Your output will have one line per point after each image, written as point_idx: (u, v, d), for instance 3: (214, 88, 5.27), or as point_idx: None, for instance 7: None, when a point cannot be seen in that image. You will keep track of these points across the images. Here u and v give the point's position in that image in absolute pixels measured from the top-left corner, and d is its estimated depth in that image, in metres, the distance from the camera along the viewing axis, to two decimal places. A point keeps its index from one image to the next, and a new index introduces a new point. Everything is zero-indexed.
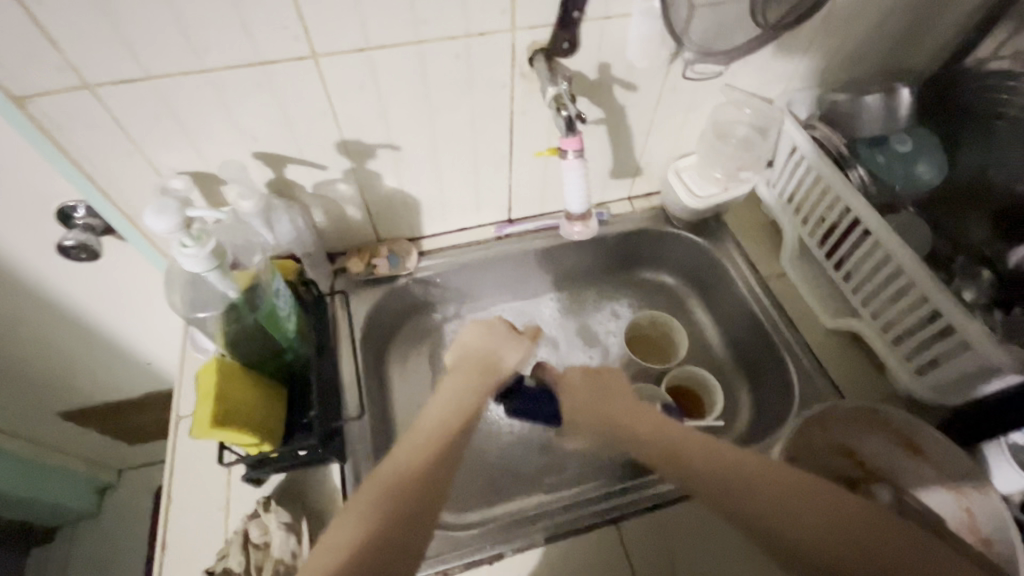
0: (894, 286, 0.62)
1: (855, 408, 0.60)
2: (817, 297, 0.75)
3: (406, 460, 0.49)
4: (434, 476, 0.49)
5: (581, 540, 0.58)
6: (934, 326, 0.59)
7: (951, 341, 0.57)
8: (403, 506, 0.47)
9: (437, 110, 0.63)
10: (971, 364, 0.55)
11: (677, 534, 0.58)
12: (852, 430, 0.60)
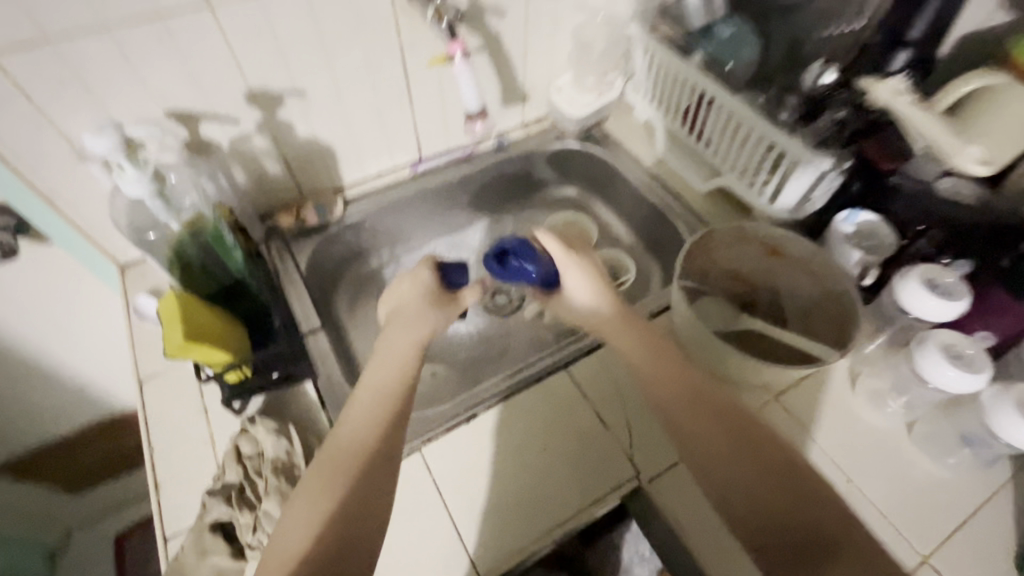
0: (738, 137, 0.76)
1: (731, 229, 0.71)
2: (689, 171, 0.89)
3: (363, 425, 0.49)
4: (388, 444, 0.49)
5: (540, 388, 0.67)
6: (771, 157, 0.73)
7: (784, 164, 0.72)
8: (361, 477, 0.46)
9: (333, 51, 0.69)
10: (802, 176, 0.70)
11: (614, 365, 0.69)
12: (731, 250, 0.73)
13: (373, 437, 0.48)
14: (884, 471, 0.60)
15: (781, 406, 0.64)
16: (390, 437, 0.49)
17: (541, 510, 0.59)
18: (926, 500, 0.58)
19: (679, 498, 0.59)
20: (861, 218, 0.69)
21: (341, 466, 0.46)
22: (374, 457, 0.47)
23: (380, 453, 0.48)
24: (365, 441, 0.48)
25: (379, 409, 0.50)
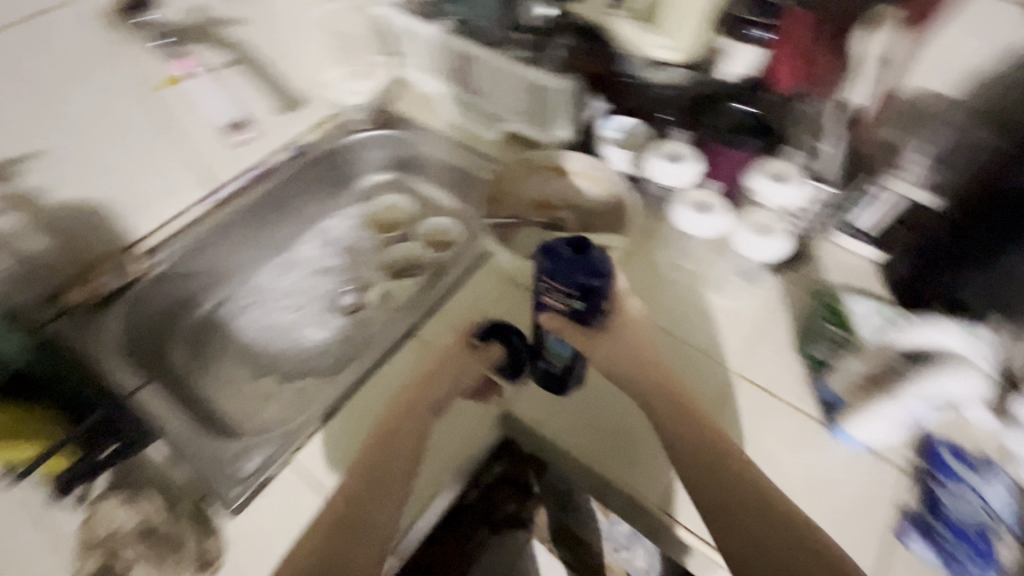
0: (501, 81, 0.83)
1: (517, 163, 0.81)
2: (479, 125, 0.94)
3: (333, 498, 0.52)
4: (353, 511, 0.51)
5: (395, 358, 0.71)
6: (533, 91, 0.81)
7: (543, 93, 0.80)
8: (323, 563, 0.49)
9: (56, 103, 0.67)
10: (561, 99, 0.79)
11: (462, 313, 0.75)
12: (523, 181, 0.82)
13: (407, 443, 0.55)
14: (693, 318, 0.72)
15: None
16: (382, 473, 0.53)
17: (428, 460, 0.63)
18: (728, 328, 0.71)
19: (541, 406, 0.66)
20: (620, 121, 0.79)
21: (394, 464, 0.54)
22: (363, 506, 0.52)
23: (377, 484, 0.53)
24: (359, 483, 0.53)
25: (377, 450, 0.54)
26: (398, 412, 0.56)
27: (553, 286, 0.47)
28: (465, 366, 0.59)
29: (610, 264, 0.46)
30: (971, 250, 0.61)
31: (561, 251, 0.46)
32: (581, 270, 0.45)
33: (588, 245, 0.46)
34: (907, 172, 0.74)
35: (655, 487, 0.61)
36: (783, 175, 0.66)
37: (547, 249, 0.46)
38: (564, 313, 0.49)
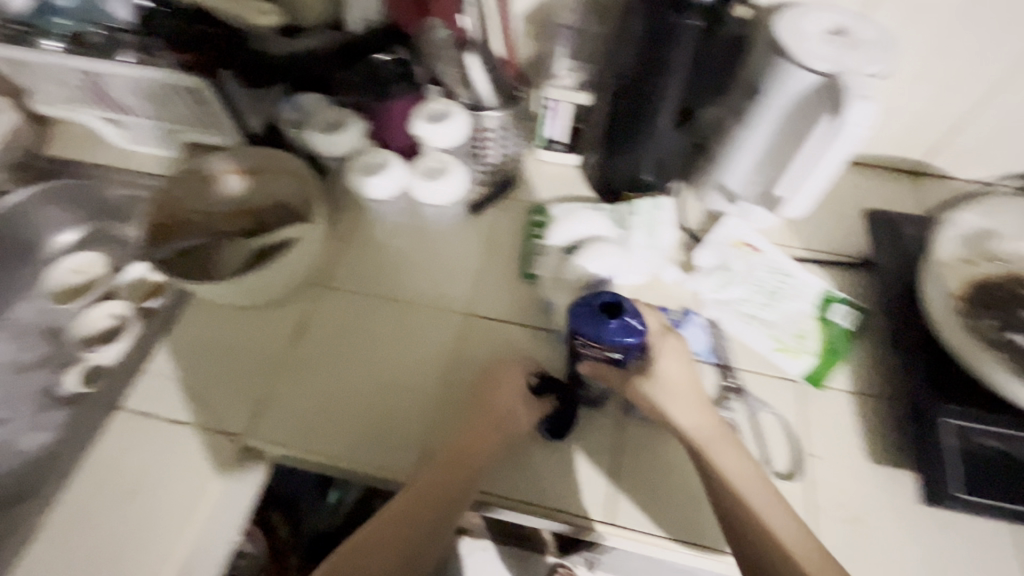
0: (141, 93, 0.71)
1: (181, 178, 0.71)
2: (159, 146, 0.82)
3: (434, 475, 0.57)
4: (450, 497, 0.56)
5: (114, 439, 0.64)
6: (177, 92, 0.69)
7: (190, 93, 0.69)
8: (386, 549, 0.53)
9: None
10: (207, 93, 0.68)
11: (187, 351, 0.68)
12: (205, 198, 0.74)
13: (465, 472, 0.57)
14: (420, 277, 0.73)
15: (325, 290, 0.71)
16: (440, 490, 0.56)
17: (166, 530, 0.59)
18: (454, 274, 0.73)
19: (282, 421, 0.64)
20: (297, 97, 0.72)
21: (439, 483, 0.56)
22: (435, 506, 0.55)
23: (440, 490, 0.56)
24: (406, 506, 0.55)
25: (445, 479, 0.56)
26: (486, 420, 0.59)
27: (590, 343, 0.52)
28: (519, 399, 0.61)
29: (639, 316, 0.53)
30: (634, 123, 0.67)
31: (584, 308, 0.52)
32: (610, 327, 0.51)
33: (621, 303, 0.52)
34: (562, 78, 0.74)
35: (406, 454, 0.62)
36: (449, 112, 0.67)
37: (575, 311, 0.52)
38: (603, 361, 0.55)
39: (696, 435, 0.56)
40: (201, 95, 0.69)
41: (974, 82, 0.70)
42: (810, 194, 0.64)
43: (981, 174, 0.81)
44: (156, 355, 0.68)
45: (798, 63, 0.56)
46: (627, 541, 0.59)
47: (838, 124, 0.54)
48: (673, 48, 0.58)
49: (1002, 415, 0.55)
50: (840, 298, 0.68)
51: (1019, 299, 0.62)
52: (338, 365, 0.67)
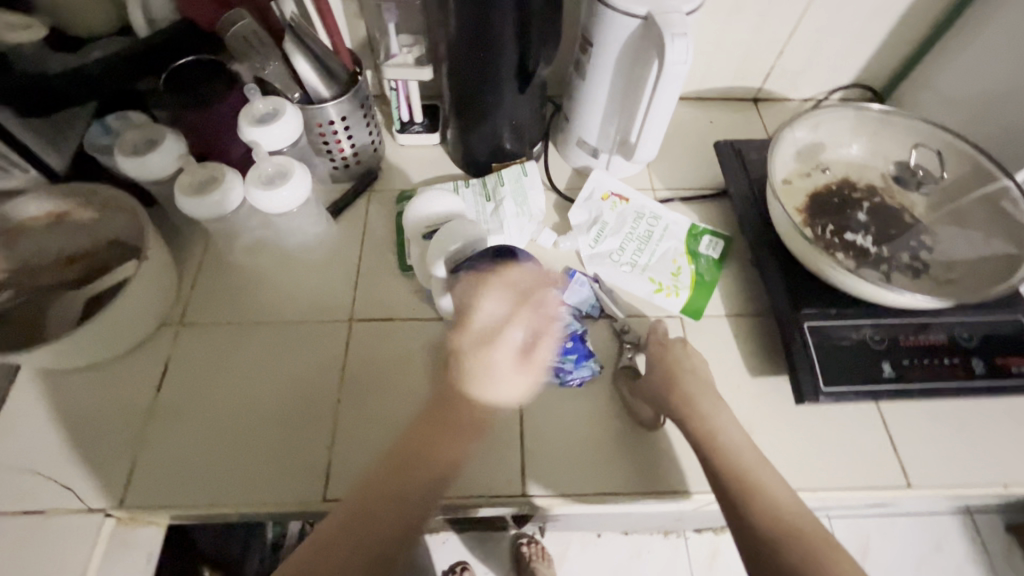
0: None
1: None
2: None
3: (423, 438, 0.48)
4: (440, 465, 0.47)
5: None
6: None
7: None
8: (372, 524, 0.44)
9: None
10: None
11: (30, 433, 0.59)
12: (26, 247, 0.64)
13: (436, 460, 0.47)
14: (292, 293, 0.68)
15: (188, 328, 0.65)
16: (429, 449, 0.47)
17: None
18: (329, 283, 0.69)
19: (158, 477, 0.57)
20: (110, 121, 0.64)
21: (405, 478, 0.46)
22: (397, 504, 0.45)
23: (408, 481, 0.46)
24: (389, 472, 0.46)
25: (432, 436, 0.47)
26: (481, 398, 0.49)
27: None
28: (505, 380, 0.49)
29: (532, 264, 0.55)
30: (485, 93, 0.66)
31: (482, 262, 0.52)
32: (508, 273, 0.51)
33: (516, 256, 0.49)
34: (398, 56, 0.69)
35: (305, 481, 0.57)
36: (279, 110, 0.61)
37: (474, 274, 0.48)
38: None
39: (716, 432, 0.53)
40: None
41: (785, 9, 0.76)
42: (657, 134, 0.66)
43: (808, 94, 0.89)
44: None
45: (618, 9, 0.57)
46: (564, 510, 0.56)
47: (663, 65, 0.56)
48: (497, 11, 0.56)
49: (850, 307, 0.61)
50: (703, 231, 0.72)
51: (850, 201, 0.68)
52: (217, 402, 0.61)
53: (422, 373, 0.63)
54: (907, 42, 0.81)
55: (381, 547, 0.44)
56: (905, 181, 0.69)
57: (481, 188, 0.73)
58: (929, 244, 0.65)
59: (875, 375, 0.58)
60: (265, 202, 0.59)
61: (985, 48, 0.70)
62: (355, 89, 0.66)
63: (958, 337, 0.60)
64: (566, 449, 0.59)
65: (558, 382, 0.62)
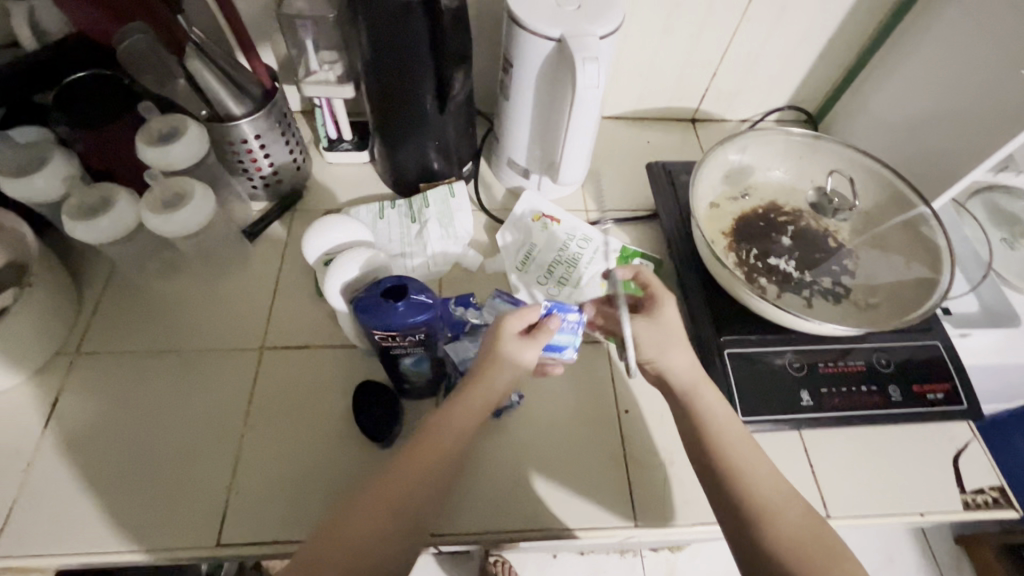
0: None
1: None
2: None
3: (428, 452, 0.48)
4: (444, 477, 0.47)
5: None
6: None
7: None
8: (389, 525, 0.44)
9: None
10: None
11: None
12: None
13: (431, 473, 0.47)
14: (204, 320, 0.65)
15: (88, 359, 0.62)
16: (429, 464, 0.47)
17: None
18: (243, 310, 0.66)
19: (41, 522, 0.53)
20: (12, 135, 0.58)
21: (390, 497, 0.45)
22: (395, 513, 0.45)
23: (406, 490, 0.46)
24: (396, 483, 0.46)
25: (431, 454, 0.48)
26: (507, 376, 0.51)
27: (386, 333, 0.46)
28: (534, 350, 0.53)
29: (432, 291, 0.48)
30: (405, 113, 0.64)
31: (370, 300, 0.45)
32: (398, 311, 0.45)
33: (405, 283, 0.46)
34: (319, 73, 0.67)
35: (202, 523, 0.53)
36: (180, 129, 0.58)
37: (358, 305, 0.45)
38: (415, 346, 0.49)
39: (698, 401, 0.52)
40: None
41: (714, 32, 0.76)
42: (581, 153, 0.66)
43: (746, 115, 0.89)
44: None
45: (531, 31, 0.56)
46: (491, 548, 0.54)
47: (576, 90, 0.55)
48: (407, 31, 0.54)
49: (771, 335, 0.61)
50: (634, 254, 0.71)
51: (776, 225, 0.68)
52: (116, 437, 0.57)
53: (336, 404, 0.60)
54: (837, 66, 0.82)
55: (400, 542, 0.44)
56: (823, 208, 0.69)
57: (407, 210, 0.71)
58: (850, 269, 0.65)
59: (793, 405, 0.58)
60: (163, 226, 0.55)
61: (908, 74, 0.71)
62: (269, 106, 0.64)
63: (876, 362, 0.60)
64: (481, 483, 0.57)
65: (488, 417, 0.60)
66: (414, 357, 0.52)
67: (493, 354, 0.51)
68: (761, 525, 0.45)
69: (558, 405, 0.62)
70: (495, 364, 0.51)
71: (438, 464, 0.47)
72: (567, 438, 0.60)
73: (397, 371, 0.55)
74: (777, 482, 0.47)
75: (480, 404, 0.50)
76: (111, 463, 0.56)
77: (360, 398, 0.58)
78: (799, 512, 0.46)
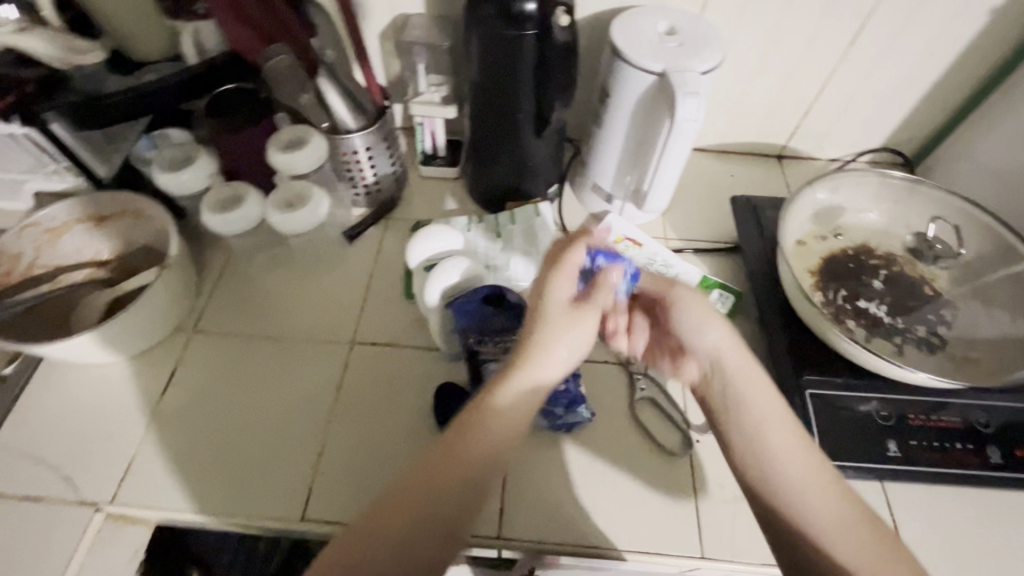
0: None
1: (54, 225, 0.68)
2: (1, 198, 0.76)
3: (466, 450, 0.42)
4: (478, 476, 0.42)
5: None
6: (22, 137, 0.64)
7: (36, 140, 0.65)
8: (408, 524, 0.40)
9: None
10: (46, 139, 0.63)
11: (52, 411, 0.63)
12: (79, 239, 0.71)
13: (482, 465, 0.42)
14: (302, 310, 0.71)
15: (204, 336, 0.69)
16: (455, 468, 0.42)
17: None
18: (336, 306, 0.71)
19: (154, 480, 0.59)
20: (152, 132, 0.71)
21: (411, 498, 0.40)
22: (442, 497, 0.41)
23: (450, 476, 0.41)
24: (419, 483, 0.41)
25: (454, 454, 0.42)
26: (541, 365, 0.46)
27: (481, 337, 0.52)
28: (578, 324, 0.47)
29: (522, 305, 0.54)
30: (502, 133, 0.68)
31: (470, 303, 0.52)
32: (495, 318, 0.51)
33: (503, 293, 0.53)
34: (426, 94, 0.72)
35: (288, 500, 0.58)
36: (306, 139, 0.65)
37: (460, 306, 0.52)
38: None
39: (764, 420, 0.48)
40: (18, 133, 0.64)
41: (811, 71, 0.75)
42: (669, 183, 0.67)
43: (835, 155, 0.87)
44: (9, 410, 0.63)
45: (634, 64, 0.59)
46: (553, 560, 0.55)
47: (673, 121, 0.57)
48: (517, 59, 0.58)
49: (858, 378, 0.59)
50: (713, 285, 0.71)
51: (866, 267, 0.66)
52: (216, 412, 0.63)
53: (415, 401, 0.64)
54: (939, 111, 0.79)
55: (420, 538, 0.39)
56: (921, 253, 0.67)
57: (492, 224, 0.75)
58: (948, 319, 0.62)
59: (879, 454, 0.55)
60: (284, 224, 0.62)
61: (1021, 121, 0.68)
62: (380, 122, 0.70)
63: (974, 421, 0.57)
64: (548, 493, 0.58)
65: (560, 430, 0.61)
66: None
67: (547, 323, 0.47)
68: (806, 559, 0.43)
69: (627, 427, 0.62)
70: (549, 329, 0.47)
71: (491, 451, 0.43)
72: (637, 460, 0.60)
73: None
74: (808, 477, 0.46)
75: (525, 375, 0.45)
76: (217, 431, 0.62)
77: (439, 398, 0.61)
78: (855, 544, 0.43)
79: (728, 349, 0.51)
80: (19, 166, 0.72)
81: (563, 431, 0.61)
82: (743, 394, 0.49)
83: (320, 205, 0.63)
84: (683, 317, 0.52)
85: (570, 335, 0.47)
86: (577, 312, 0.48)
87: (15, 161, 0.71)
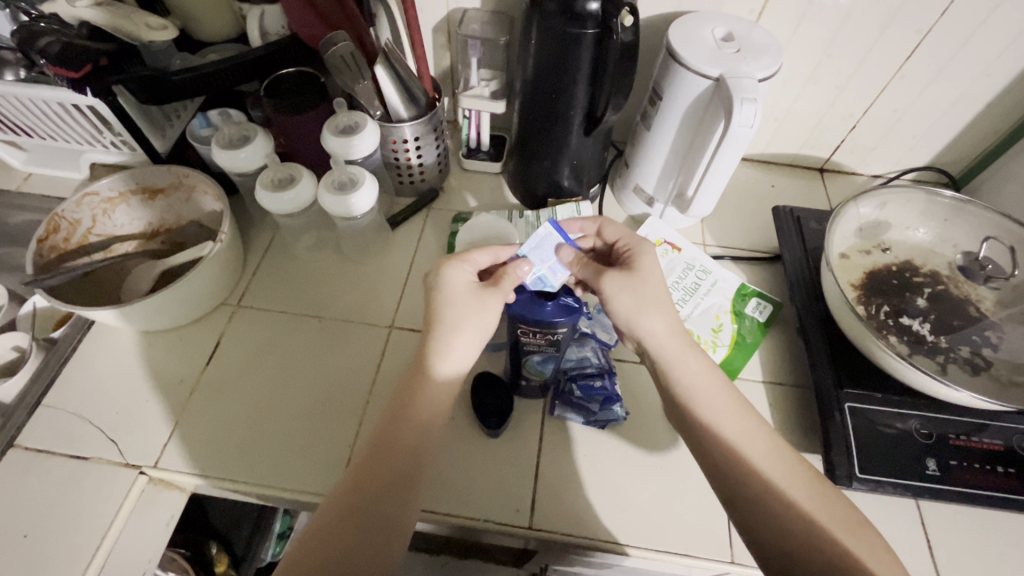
0: (46, 110, 0.68)
1: (113, 196, 0.70)
2: (62, 168, 0.78)
3: (406, 423, 0.47)
4: (419, 440, 0.47)
5: (14, 460, 0.59)
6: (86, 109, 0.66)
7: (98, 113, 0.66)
8: (359, 493, 0.44)
9: None
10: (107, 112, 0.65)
11: (102, 371, 0.65)
12: (134, 210, 0.73)
13: (419, 428, 0.47)
14: (343, 293, 0.72)
15: (248, 311, 0.70)
16: (394, 436, 0.46)
17: (76, 546, 0.54)
18: (378, 291, 0.72)
19: (193, 447, 0.60)
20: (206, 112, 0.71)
21: (358, 473, 0.45)
22: (387, 466, 0.46)
23: (392, 450, 0.46)
24: (367, 456, 0.46)
25: (392, 426, 0.47)
26: (451, 344, 0.49)
27: (530, 327, 0.52)
28: (480, 303, 0.50)
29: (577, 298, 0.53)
30: (552, 131, 0.68)
31: (522, 296, 0.51)
32: (547, 309, 0.51)
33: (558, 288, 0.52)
34: (476, 88, 0.73)
35: (319, 476, 0.59)
36: (359, 125, 0.66)
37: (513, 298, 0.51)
38: (547, 345, 0.54)
39: (726, 421, 0.50)
40: (80, 105, 0.66)
41: (863, 84, 0.75)
42: (715, 190, 0.67)
43: (879, 171, 0.87)
44: (60, 368, 0.65)
45: (690, 68, 0.59)
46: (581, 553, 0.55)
47: (729, 126, 0.57)
48: (574, 56, 0.59)
49: (897, 394, 0.58)
50: (752, 293, 0.71)
51: (910, 284, 0.66)
52: (253, 386, 0.65)
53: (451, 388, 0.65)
54: (992, 132, 0.78)
55: (379, 502, 0.44)
56: (970, 273, 0.66)
57: (534, 220, 0.76)
58: (993, 341, 0.61)
59: (917, 472, 0.55)
60: (334, 206, 0.63)
61: None
62: (431, 114, 0.71)
63: (1017, 445, 0.56)
64: (580, 487, 0.58)
65: (595, 426, 0.61)
66: (542, 355, 0.56)
67: (460, 305, 0.50)
68: (825, 553, 0.41)
69: (661, 427, 0.62)
70: (451, 311, 0.50)
71: (426, 417, 0.47)
72: (670, 461, 0.60)
73: (520, 365, 0.59)
74: (792, 478, 0.46)
75: (444, 348, 0.49)
76: (258, 404, 0.63)
77: (477, 386, 0.62)
78: (891, 566, 0.42)
79: (663, 334, 0.52)
80: (80, 139, 0.74)
81: (597, 427, 0.62)
82: (673, 375, 0.52)
83: (368, 197, 0.64)
84: (616, 305, 0.53)
85: (473, 313, 0.50)
86: (480, 294, 0.50)
87: (78, 134, 0.73)
